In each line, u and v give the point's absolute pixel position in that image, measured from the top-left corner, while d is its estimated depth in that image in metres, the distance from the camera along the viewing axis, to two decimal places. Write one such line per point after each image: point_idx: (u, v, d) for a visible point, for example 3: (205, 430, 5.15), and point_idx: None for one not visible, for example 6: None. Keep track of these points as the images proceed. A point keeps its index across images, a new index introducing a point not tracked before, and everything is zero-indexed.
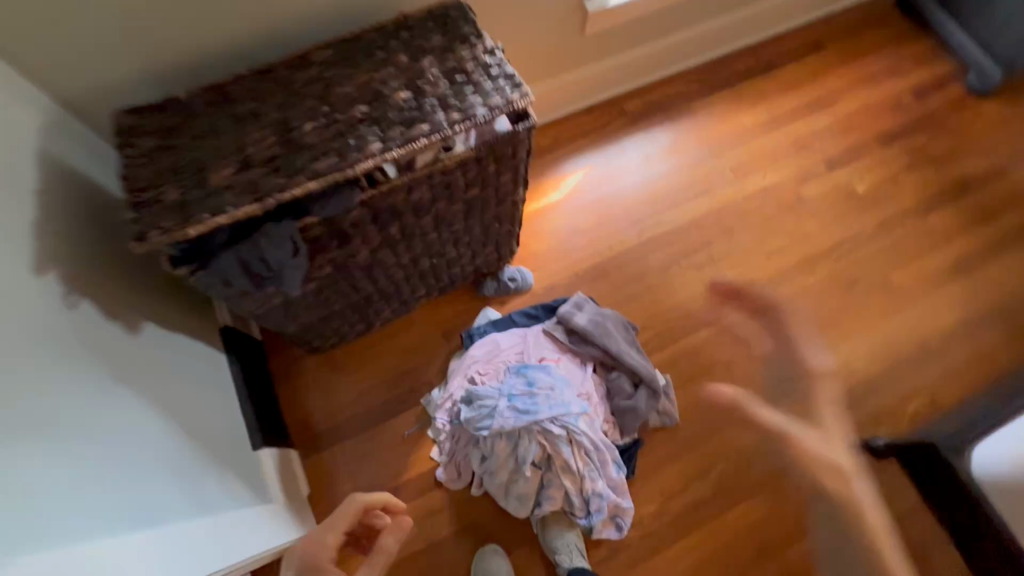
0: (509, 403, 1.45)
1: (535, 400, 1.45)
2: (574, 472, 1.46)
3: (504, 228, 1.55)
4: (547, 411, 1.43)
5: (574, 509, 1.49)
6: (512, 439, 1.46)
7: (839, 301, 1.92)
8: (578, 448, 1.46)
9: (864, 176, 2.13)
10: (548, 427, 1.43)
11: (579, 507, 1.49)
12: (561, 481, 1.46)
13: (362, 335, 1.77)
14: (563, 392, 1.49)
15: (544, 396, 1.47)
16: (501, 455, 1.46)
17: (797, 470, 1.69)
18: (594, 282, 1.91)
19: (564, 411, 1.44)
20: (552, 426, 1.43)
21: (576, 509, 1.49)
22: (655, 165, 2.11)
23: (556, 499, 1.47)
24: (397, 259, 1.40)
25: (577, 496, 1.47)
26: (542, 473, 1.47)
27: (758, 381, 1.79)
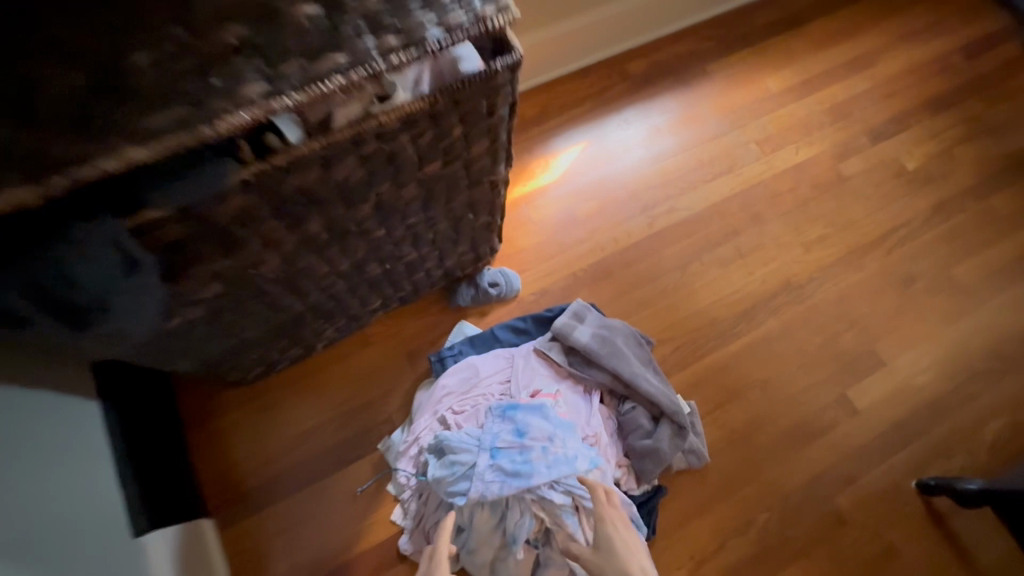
0: (492, 461, 1.09)
1: (527, 457, 1.09)
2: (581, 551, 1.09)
3: (479, 220, 1.16)
4: (546, 473, 1.07)
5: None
6: (498, 508, 1.10)
7: (893, 302, 1.57)
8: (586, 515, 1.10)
9: (913, 150, 1.77)
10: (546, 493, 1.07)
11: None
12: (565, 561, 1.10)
13: (301, 360, 1.36)
14: (565, 442, 1.12)
15: (539, 451, 1.10)
16: (485, 530, 1.11)
17: (857, 518, 1.35)
18: (597, 285, 1.53)
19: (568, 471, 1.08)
20: (552, 492, 1.07)
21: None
22: (666, 140, 1.73)
23: None
24: (332, 265, 1.00)
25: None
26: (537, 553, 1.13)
27: (804, 406, 1.43)
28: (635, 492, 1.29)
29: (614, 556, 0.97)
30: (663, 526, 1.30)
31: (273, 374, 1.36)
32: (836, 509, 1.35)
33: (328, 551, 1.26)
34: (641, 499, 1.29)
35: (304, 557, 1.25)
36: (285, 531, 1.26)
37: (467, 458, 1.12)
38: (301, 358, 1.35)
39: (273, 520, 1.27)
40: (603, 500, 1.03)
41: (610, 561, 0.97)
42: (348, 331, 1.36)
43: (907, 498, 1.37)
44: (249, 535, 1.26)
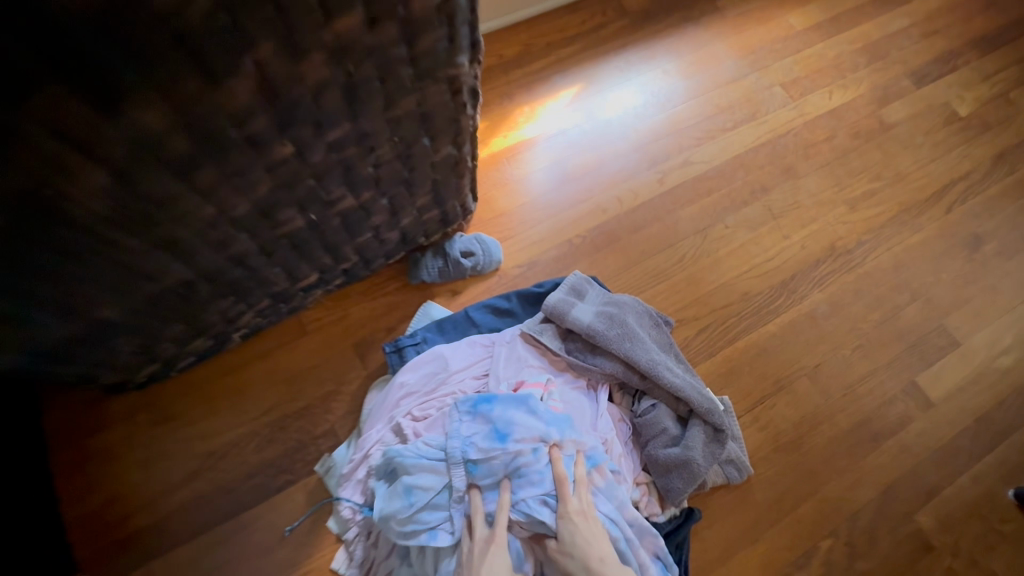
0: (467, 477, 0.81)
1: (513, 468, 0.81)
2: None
3: (439, 152, 0.84)
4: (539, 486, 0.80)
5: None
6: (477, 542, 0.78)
7: (961, 269, 1.28)
8: None
9: (964, 93, 1.50)
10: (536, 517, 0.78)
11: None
12: None
13: (211, 355, 1.03)
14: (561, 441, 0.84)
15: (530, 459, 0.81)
16: None
17: (947, 542, 1.04)
18: (598, 255, 1.22)
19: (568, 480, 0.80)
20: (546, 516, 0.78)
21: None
22: (675, 83, 1.43)
23: None
24: (215, 204, 0.68)
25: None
26: None
27: (864, 400, 1.13)
28: (659, 518, 0.97)
29: (576, 553, 0.74)
30: (696, 561, 0.99)
31: (173, 376, 1.02)
32: (918, 531, 1.04)
33: None
34: (667, 528, 0.97)
35: None
36: None
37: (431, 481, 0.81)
38: (212, 353, 1.02)
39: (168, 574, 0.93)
40: (565, 490, 0.79)
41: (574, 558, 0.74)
42: (275, 316, 1.04)
43: (1006, 513, 1.07)
44: None
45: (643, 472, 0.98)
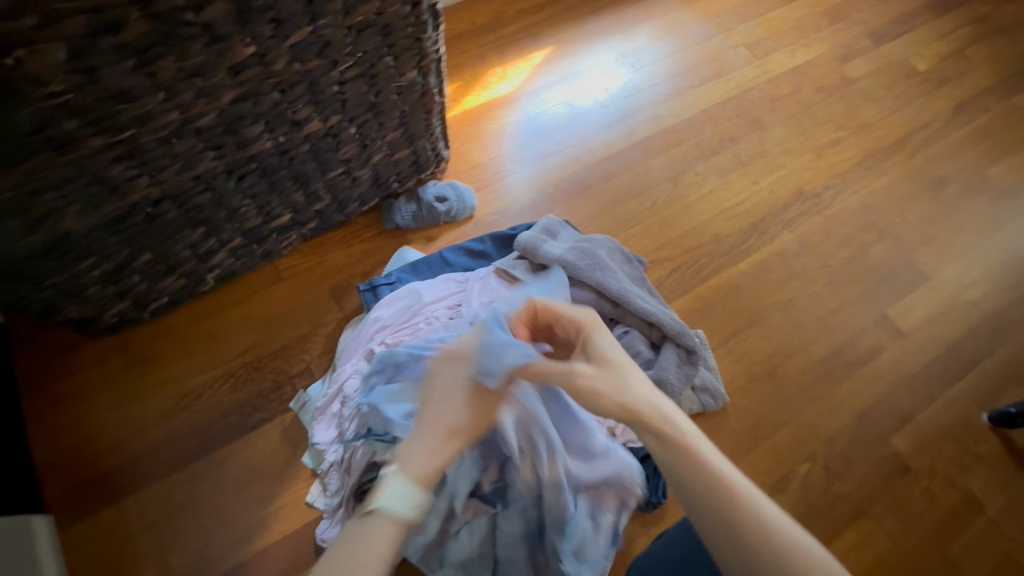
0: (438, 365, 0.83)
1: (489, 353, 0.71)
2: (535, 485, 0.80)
3: (404, 75, 0.88)
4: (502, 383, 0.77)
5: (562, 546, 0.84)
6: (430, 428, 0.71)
7: (927, 210, 1.32)
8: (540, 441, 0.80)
9: (922, 50, 1.55)
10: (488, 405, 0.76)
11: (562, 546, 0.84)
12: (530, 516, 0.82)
13: (185, 299, 1.03)
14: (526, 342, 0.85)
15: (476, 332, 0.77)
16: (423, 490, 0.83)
17: (922, 463, 1.05)
18: (572, 202, 1.25)
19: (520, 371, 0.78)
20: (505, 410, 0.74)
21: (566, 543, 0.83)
22: (645, 43, 1.47)
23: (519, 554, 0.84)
24: (178, 108, 0.70)
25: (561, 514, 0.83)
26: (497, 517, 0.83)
27: (833, 332, 1.15)
28: (637, 443, 0.96)
29: (630, 376, 0.63)
30: None
31: (147, 321, 1.03)
32: (893, 453, 1.05)
33: (218, 551, 0.90)
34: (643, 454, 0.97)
35: (182, 560, 0.89)
36: (159, 525, 0.91)
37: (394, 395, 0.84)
38: (185, 296, 1.02)
39: (139, 510, 0.92)
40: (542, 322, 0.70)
41: (627, 383, 0.63)
42: (249, 260, 1.05)
43: (980, 434, 1.08)
44: (104, 536, 0.90)
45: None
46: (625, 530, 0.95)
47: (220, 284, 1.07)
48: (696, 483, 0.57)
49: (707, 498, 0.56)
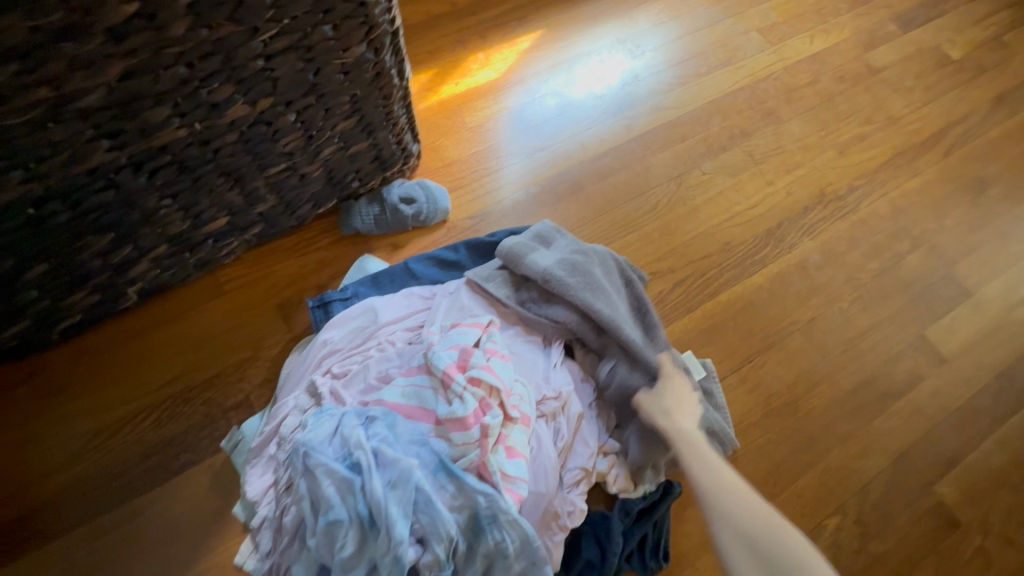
0: None
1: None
2: (332, 566, 0.60)
3: (349, 50, 0.73)
4: (405, 435, 0.67)
5: (455, 562, 0.62)
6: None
7: (967, 215, 1.15)
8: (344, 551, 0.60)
9: (955, 36, 1.39)
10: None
11: (464, 556, 0.62)
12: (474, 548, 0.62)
13: (104, 317, 0.88)
14: (462, 375, 0.70)
15: None
16: None
17: (973, 515, 0.89)
18: (562, 205, 1.09)
19: (447, 419, 0.67)
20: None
21: (450, 555, 0.61)
22: (644, 28, 1.31)
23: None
24: (46, 83, 0.55)
25: (412, 549, 0.60)
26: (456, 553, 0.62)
27: (863, 357, 0.99)
28: (632, 496, 0.79)
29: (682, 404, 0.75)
30: (678, 546, 0.83)
31: (59, 343, 0.87)
32: (939, 503, 0.89)
33: None
34: (642, 508, 0.80)
35: None
36: None
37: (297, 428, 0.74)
38: (103, 313, 0.87)
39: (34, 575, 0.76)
40: None
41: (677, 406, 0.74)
42: (180, 271, 0.89)
43: None
44: None
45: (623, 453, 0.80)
46: None
47: (147, 299, 0.91)
48: (720, 493, 0.59)
49: (734, 504, 0.58)
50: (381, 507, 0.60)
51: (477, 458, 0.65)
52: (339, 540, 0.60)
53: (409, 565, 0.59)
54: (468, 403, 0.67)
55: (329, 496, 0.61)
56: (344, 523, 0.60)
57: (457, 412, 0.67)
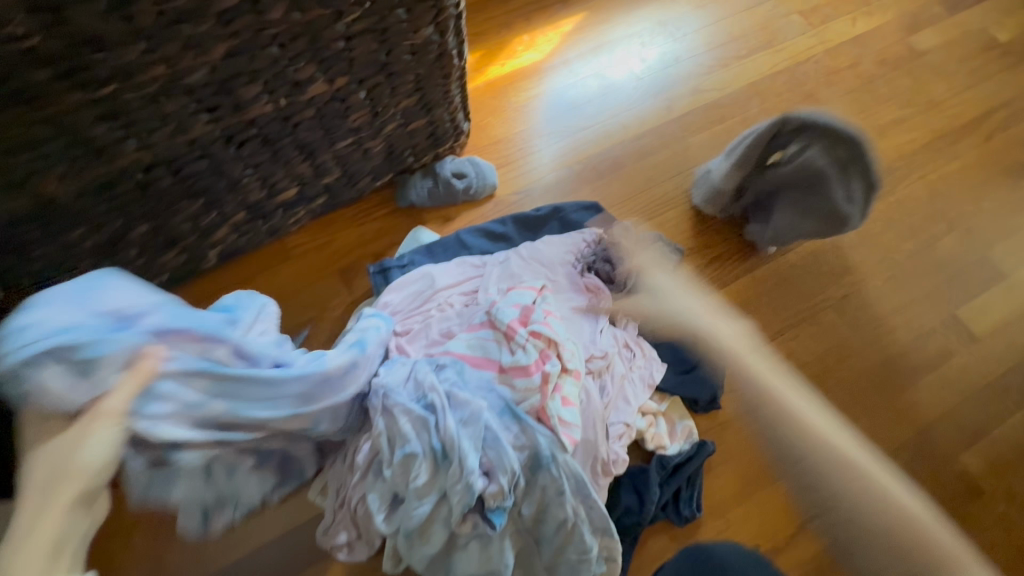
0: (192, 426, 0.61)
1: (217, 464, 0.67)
2: (406, 495, 0.68)
3: (418, 32, 0.79)
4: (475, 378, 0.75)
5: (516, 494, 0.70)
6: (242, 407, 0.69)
7: (1006, 199, 1.17)
8: (421, 478, 0.68)
9: (1003, 19, 1.37)
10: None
11: (523, 490, 0.70)
12: (533, 480, 0.70)
13: (186, 277, 0.96)
14: (524, 328, 0.78)
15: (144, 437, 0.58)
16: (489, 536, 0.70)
17: (994, 485, 0.94)
18: (604, 182, 1.14)
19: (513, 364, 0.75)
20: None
21: (512, 488, 0.69)
22: (685, 11, 1.33)
23: (545, 514, 0.70)
24: (164, 61, 0.62)
25: (480, 480, 0.68)
26: (517, 485, 0.70)
27: (893, 334, 1.03)
28: (669, 450, 0.87)
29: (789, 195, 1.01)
30: (711, 501, 0.89)
31: None
32: (961, 472, 0.94)
33: (211, 549, 0.82)
34: (676, 461, 0.86)
35: (176, 556, 0.81)
36: None
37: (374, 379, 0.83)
38: (186, 274, 0.96)
39: None
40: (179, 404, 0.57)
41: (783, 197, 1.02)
42: (254, 236, 0.97)
43: None
44: None
45: (771, 127, 0.97)
46: (653, 548, 0.85)
47: (224, 262, 1.00)
48: None
49: None
50: (455, 442, 0.68)
51: (537, 402, 0.73)
52: (414, 470, 0.68)
53: (477, 494, 0.67)
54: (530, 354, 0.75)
55: (406, 432, 0.69)
56: (419, 456, 0.68)
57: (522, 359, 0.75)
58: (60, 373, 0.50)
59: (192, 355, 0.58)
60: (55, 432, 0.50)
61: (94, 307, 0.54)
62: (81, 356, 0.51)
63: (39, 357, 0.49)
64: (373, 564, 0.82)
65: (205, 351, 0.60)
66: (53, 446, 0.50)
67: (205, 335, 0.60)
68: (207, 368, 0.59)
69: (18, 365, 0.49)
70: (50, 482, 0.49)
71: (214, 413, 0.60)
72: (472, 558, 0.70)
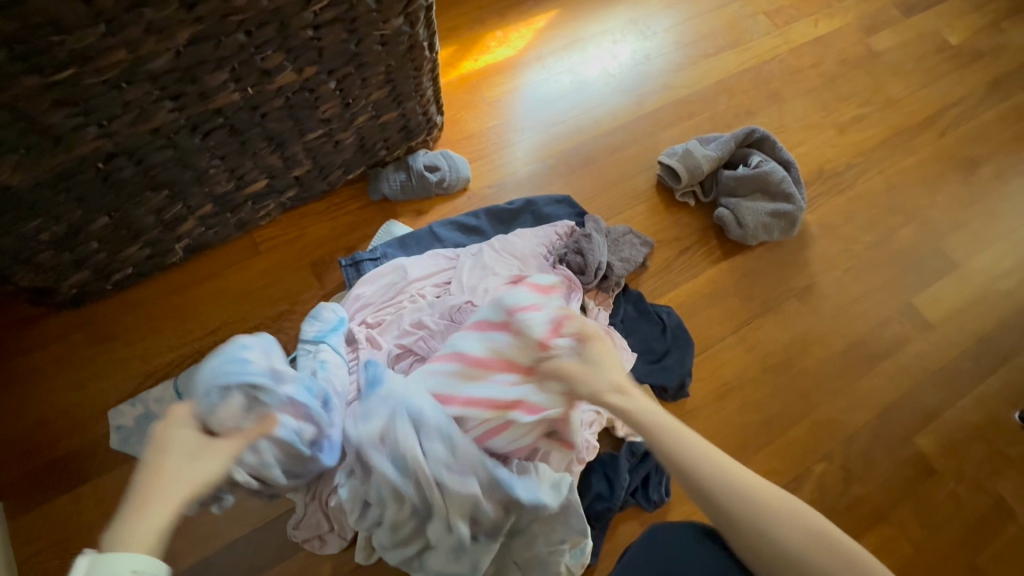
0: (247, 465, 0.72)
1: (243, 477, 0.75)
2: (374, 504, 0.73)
3: (388, 23, 0.80)
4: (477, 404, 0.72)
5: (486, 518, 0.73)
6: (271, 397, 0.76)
7: (958, 192, 1.22)
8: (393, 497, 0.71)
9: (955, 22, 1.44)
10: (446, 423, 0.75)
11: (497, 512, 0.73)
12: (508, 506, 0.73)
13: (152, 271, 0.95)
14: (555, 337, 0.68)
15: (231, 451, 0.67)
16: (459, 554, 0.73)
17: (946, 465, 0.98)
18: (576, 176, 1.15)
19: (525, 402, 0.71)
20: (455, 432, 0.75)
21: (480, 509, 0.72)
22: (655, 9, 1.36)
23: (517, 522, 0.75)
24: (125, 45, 0.61)
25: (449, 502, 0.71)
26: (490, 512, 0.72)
27: (852, 322, 1.07)
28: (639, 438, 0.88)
29: (752, 194, 1.10)
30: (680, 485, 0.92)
31: (110, 294, 0.94)
32: (917, 453, 0.99)
33: (178, 546, 0.80)
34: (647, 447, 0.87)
35: None
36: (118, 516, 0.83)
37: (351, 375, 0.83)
38: (151, 267, 0.94)
39: (99, 499, 0.84)
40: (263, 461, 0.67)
41: (746, 195, 1.10)
42: (221, 230, 0.96)
43: (1011, 435, 1.01)
44: (60, 526, 0.82)
45: (743, 134, 1.11)
46: (624, 533, 0.86)
47: (191, 256, 0.98)
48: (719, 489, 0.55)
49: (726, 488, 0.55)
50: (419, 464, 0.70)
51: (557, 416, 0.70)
52: (392, 506, 0.71)
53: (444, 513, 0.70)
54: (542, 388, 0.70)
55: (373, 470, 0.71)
56: (391, 496, 0.71)
57: (538, 401, 0.70)
58: (238, 400, 0.64)
59: (292, 426, 0.68)
60: (196, 435, 0.55)
61: (267, 362, 0.70)
62: (257, 398, 0.66)
63: (232, 385, 0.65)
64: (345, 556, 0.82)
65: (300, 425, 0.70)
66: (195, 446, 0.54)
67: (308, 413, 0.71)
68: (295, 441, 0.68)
69: (215, 386, 0.63)
70: (187, 471, 0.51)
71: (272, 477, 0.68)
72: (447, 569, 0.74)
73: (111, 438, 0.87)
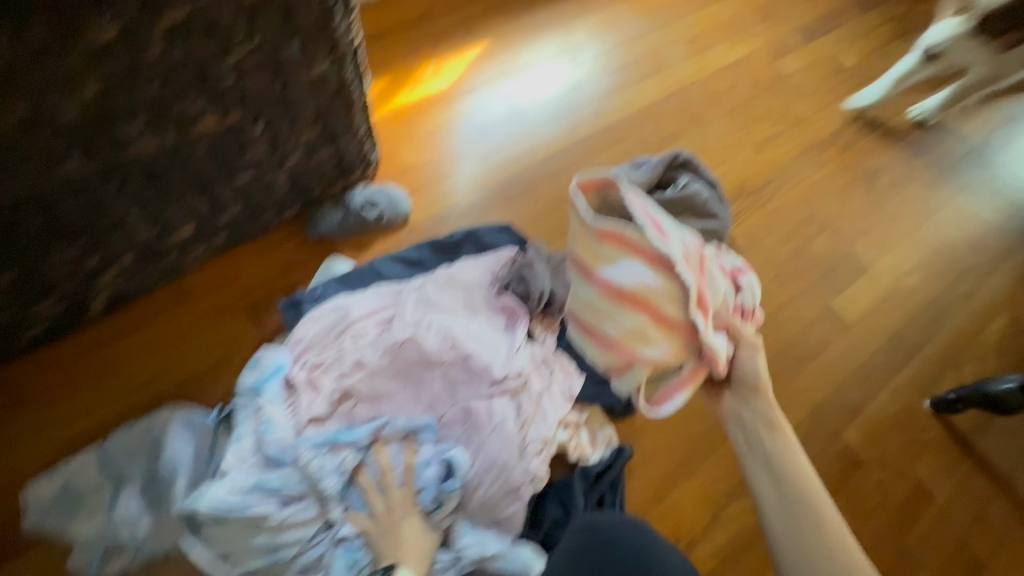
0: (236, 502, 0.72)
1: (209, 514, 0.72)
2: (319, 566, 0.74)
3: (314, 65, 0.79)
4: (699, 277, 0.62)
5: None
6: (235, 500, 0.72)
7: (864, 201, 1.34)
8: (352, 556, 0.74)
9: (849, 46, 1.58)
10: (636, 259, 0.61)
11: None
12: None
13: (70, 327, 0.88)
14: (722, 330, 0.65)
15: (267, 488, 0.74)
16: None
17: (872, 455, 1.06)
18: (516, 203, 1.18)
19: (710, 322, 0.63)
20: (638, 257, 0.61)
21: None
22: (583, 38, 1.42)
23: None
24: (24, 95, 0.60)
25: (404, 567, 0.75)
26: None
27: (781, 328, 1.15)
28: (591, 459, 0.90)
29: (683, 213, 1.15)
30: (633, 500, 0.95)
31: (22, 355, 0.87)
32: (846, 447, 1.06)
33: None
34: (597, 470, 0.90)
35: None
36: None
37: (293, 418, 0.82)
38: (68, 323, 0.87)
39: None
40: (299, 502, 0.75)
41: (678, 213, 1.15)
42: (147, 279, 0.91)
43: (925, 421, 1.11)
44: None
45: (669, 156, 1.17)
46: None
47: (114, 308, 0.92)
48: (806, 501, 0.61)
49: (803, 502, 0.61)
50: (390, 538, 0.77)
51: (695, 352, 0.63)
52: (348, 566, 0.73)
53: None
54: (721, 334, 0.65)
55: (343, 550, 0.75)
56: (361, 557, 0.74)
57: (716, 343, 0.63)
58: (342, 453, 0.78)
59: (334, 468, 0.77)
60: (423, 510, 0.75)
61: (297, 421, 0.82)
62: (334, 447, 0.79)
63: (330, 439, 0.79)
64: None
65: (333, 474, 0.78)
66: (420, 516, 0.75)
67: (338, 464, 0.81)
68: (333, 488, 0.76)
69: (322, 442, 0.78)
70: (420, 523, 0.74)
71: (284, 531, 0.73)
72: None
73: (26, 516, 0.78)
